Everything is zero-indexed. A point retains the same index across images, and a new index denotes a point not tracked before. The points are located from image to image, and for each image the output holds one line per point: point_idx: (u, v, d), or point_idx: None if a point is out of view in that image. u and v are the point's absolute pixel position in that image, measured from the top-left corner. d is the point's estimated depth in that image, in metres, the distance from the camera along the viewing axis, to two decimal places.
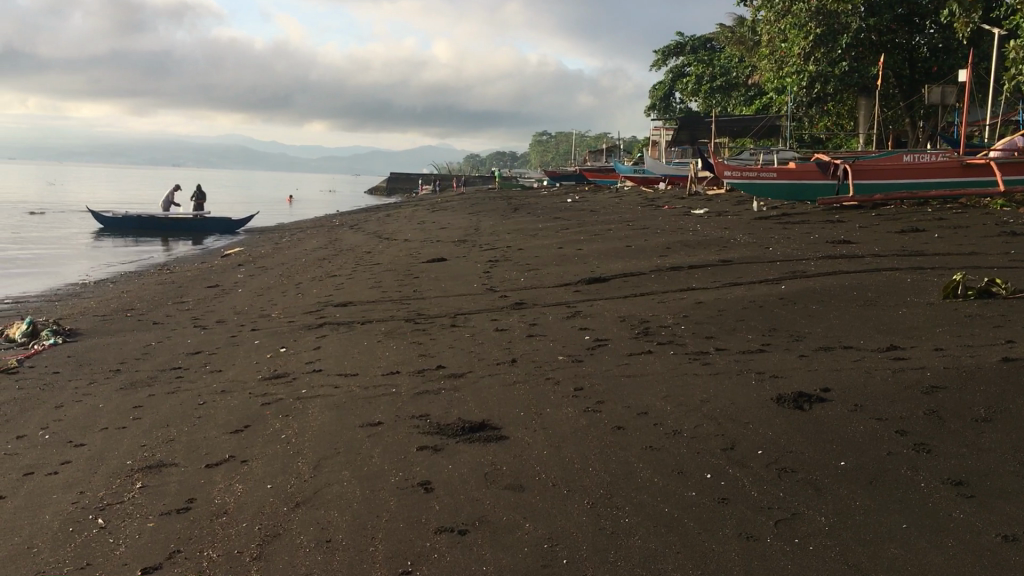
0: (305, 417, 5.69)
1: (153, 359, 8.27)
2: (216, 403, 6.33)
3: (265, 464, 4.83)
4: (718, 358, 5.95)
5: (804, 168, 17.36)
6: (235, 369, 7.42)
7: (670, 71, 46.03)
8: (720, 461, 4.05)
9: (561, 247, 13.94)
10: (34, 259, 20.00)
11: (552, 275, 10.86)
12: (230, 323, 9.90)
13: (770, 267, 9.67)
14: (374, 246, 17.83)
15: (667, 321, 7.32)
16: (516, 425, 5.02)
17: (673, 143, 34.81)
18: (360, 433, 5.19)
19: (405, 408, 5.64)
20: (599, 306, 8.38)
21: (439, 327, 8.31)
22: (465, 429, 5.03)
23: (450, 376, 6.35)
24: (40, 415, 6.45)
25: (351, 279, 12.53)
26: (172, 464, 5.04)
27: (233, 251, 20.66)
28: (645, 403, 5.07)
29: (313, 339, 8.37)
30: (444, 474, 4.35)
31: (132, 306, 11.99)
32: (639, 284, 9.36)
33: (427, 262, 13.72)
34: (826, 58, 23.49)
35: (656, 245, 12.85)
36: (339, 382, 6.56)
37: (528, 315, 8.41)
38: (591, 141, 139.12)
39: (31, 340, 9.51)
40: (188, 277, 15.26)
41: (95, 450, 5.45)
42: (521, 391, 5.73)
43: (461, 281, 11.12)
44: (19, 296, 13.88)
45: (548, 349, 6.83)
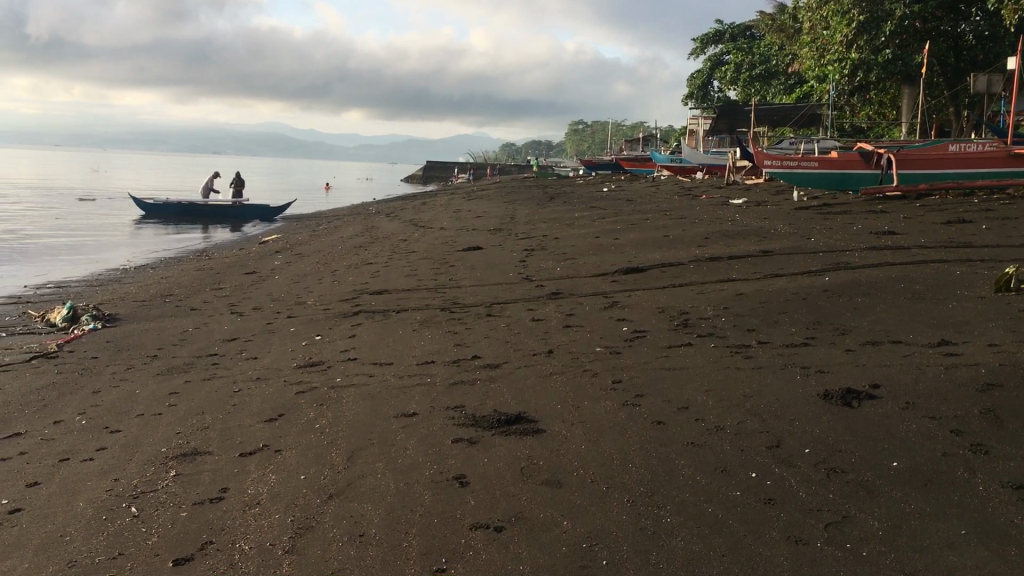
0: (339, 407, 5.63)
1: (189, 345, 8.27)
2: (251, 391, 6.29)
3: (299, 454, 4.77)
4: (761, 351, 5.79)
5: (847, 158, 17.00)
6: (270, 357, 7.39)
7: (709, 60, 45.55)
8: (765, 460, 3.92)
9: (598, 237, 13.78)
10: (76, 244, 20.22)
11: (588, 264, 10.73)
12: (266, 310, 9.89)
13: (813, 258, 9.46)
14: (410, 234, 17.80)
15: (707, 312, 7.15)
16: (553, 418, 4.92)
17: (712, 132, 34.43)
18: (394, 424, 5.12)
19: (441, 399, 5.56)
20: (637, 297, 8.23)
21: (474, 316, 8.22)
22: (501, 422, 4.93)
23: (486, 367, 6.25)
24: (77, 400, 6.45)
25: (386, 267, 12.49)
26: (205, 453, 5.00)
27: (270, 238, 20.76)
28: (686, 397, 4.94)
29: (348, 327, 8.32)
30: (480, 468, 4.26)
31: (169, 292, 12.05)
32: (677, 275, 9.19)
33: (463, 251, 13.65)
34: (869, 45, 23.19)
35: (695, 235, 12.65)
36: (374, 371, 6.49)
37: (565, 305, 8.28)
38: (627, 130, 138.28)
39: (71, 325, 9.57)
40: (226, 263, 15.32)
41: (130, 437, 5.43)
42: (557, 383, 5.62)
43: (497, 270, 11.02)
44: (61, 281, 14.03)
45: (585, 340, 6.71)
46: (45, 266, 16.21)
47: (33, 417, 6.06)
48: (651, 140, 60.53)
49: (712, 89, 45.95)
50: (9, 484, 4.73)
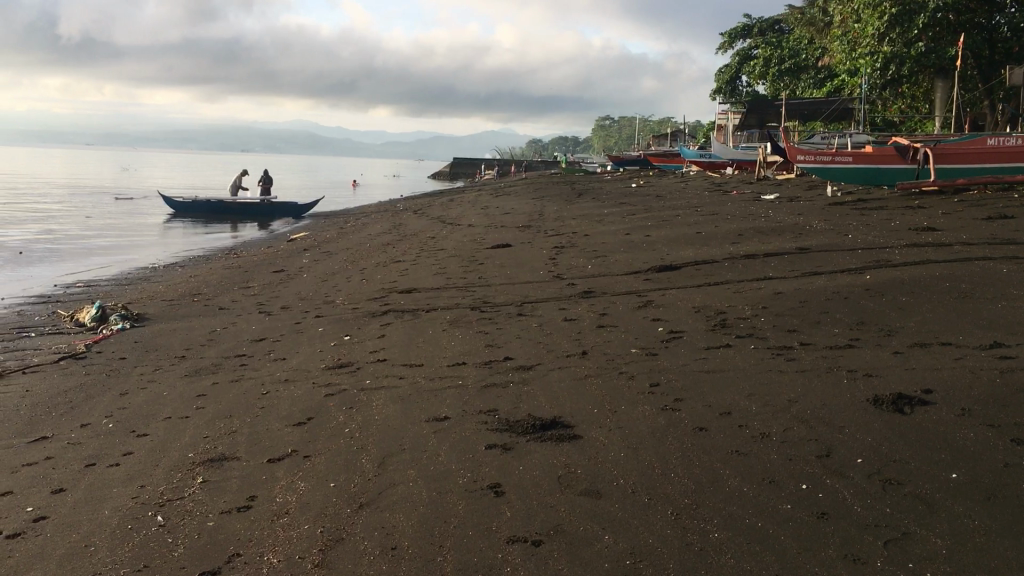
0: (369, 410, 5.50)
1: (217, 345, 8.18)
2: (280, 393, 6.18)
3: (328, 460, 4.65)
4: (804, 353, 5.58)
5: (882, 153, 16.68)
6: (299, 358, 7.28)
7: (737, 54, 45.08)
8: (815, 471, 3.75)
9: (629, 234, 13.59)
10: (108, 243, 20.30)
11: (621, 262, 10.55)
12: (295, 309, 9.80)
13: (852, 255, 9.22)
14: (439, 231, 17.69)
15: (746, 312, 6.95)
16: (589, 423, 4.75)
17: (741, 128, 34.07)
18: (426, 429, 4.98)
19: (473, 402, 5.41)
20: (672, 296, 8.03)
21: (506, 315, 8.07)
22: (535, 427, 4.77)
23: (519, 369, 6.10)
24: (105, 403, 6.37)
25: (416, 265, 12.39)
26: (232, 458, 4.88)
27: (299, 236, 20.77)
28: (728, 402, 4.76)
29: (377, 327, 8.20)
30: (516, 476, 4.11)
31: (199, 291, 12.01)
32: (712, 273, 8.98)
33: (492, 248, 13.51)
34: (901, 38, 23.03)
35: (729, 231, 12.42)
36: (404, 372, 6.36)
37: (597, 304, 8.11)
38: (655, 126, 137.69)
39: (100, 325, 9.54)
40: (255, 261, 15.29)
41: (157, 441, 5.33)
42: (593, 386, 5.45)
43: (527, 268, 10.87)
44: (91, 280, 14.05)
45: (620, 341, 6.54)
46: (76, 265, 16.25)
47: (59, 421, 5.98)
48: (680, 135, 60.00)
49: (741, 84, 45.45)
50: (34, 491, 4.65)
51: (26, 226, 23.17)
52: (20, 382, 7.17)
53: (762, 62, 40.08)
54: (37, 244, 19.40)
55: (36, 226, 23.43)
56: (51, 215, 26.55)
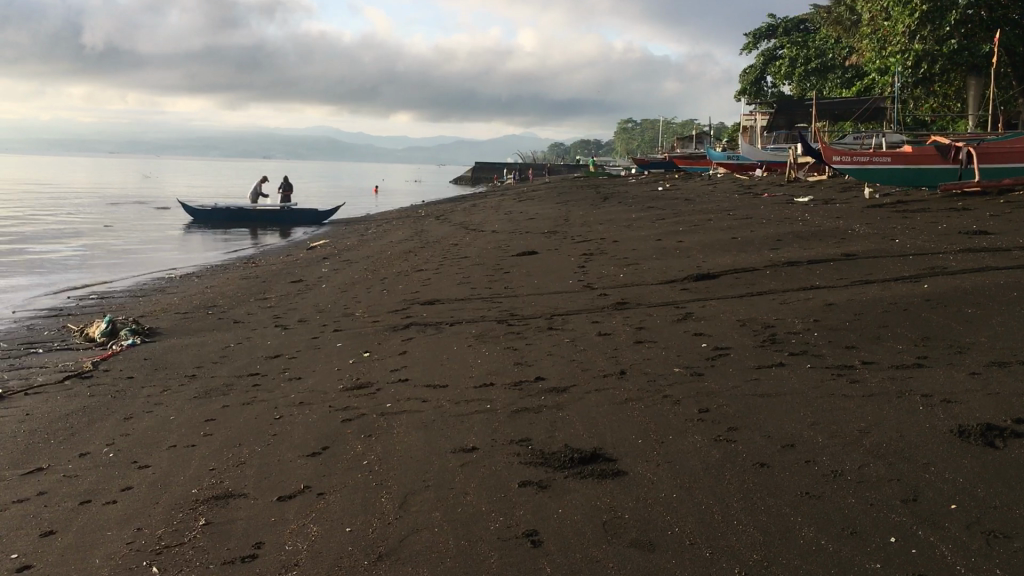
0: (390, 439, 5.03)
1: (231, 363, 7.75)
2: (294, 418, 5.72)
3: (343, 500, 4.18)
4: (868, 374, 5.05)
5: (921, 152, 16.05)
6: (315, 377, 6.83)
7: (761, 55, 44.38)
8: (904, 520, 3.23)
9: (660, 239, 13.05)
10: (128, 252, 20.05)
11: (654, 270, 10.07)
12: (312, 322, 9.37)
13: (903, 262, 8.66)
14: (461, 238, 17.24)
15: (797, 326, 6.41)
16: (633, 456, 4.26)
17: (769, 129, 33.45)
18: (452, 462, 4.51)
19: (504, 430, 4.92)
20: (713, 308, 7.52)
21: (535, 329, 7.59)
22: (574, 461, 4.28)
23: (552, 391, 5.60)
24: (108, 428, 5.96)
25: (439, 274, 11.94)
26: (239, 496, 4.42)
27: (319, 244, 20.39)
28: (791, 433, 4.24)
29: (398, 342, 7.75)
30: (555, 521, 3.62)
31: (214, 303, 11.60)
32: (753, 282, 8.46)
33: (518, 255, 13.05)
34: (933, 35, 22.34)
35: (765, 236, 11.86)
36: (427, 395, 5.88)
37: (632, 317, 7.60)
38: (678, 128, 136.69)
39: (111, 340, 9.17)
40: (274, 271, 14.94)
41: (160, 474, 4.90)
42: (635, 412, 4.95)
43: (555, 277, 10.40)
44: (106, 291, 13.71)
45: (661, 359, 6.03)
46: (94, 276, 15.97)
47: (57, 450, 5.56)
48: (704, 137, 59.34)
49: (766, 85, 44.68)
50: (21, 534, 4.21)
51: (47, 236, 22.96)
52: (22, 405, 6.79)
53: (787, 62, 39.38)
54: (56, 255, 19.14)
55: (56, 236, 23.24)
56: (72, 225, 26.36)
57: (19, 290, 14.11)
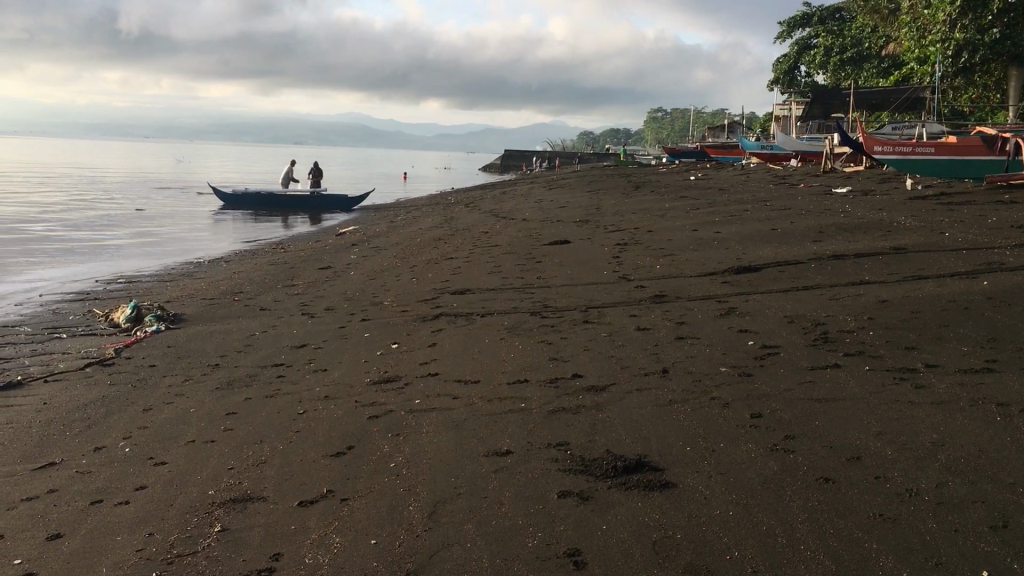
0: (418, 439, 4.73)
1: (254, 352, 7.49)
2: (317, 414, 5.45)
3: (369, 507, 3.90)
4: (935, 379, 4.68)
5: (967, 143, 15.55)
6: (341, 369, 6.55)
7: (795, 43, 43.62)
8: (994, 551, 2.89)
9: (696, 230, 12.64)
10: (158, 237, 19.93)
11: (692, 261, 9.70)
12: (339, 311, 9.10)
13: (956, 256, 8.23)
14: (492, 226, 16.94)
15: (850, 325, 6.03)
16: (683, 465, 3.94)
17: (803, 119, 32.81)
18: (484, 467, 4.21)
19: (540, 433, 4.60)
20: (757, 303, 7.14)
21: (570, 323, 7.25)
22: (617, 470, 3.95)
23: (591, 391, 5.27)
24: (125, 420, 5.72)
25: (469, 263, 11.64)
26: (258, 499, 4.14)
27: (348, 230, 20.15)
28: (854, 444, 3.90)
29: (427, 334, 7.45)
30: (600, 539, 3.31)
31: (239, 289, 11.39)
32: (798, 276, 8.07)
33: (549, 244, 12.73)
34: (974, 25, 21.83)
35: (806, 227, 11.45)
36: (457, 392, 5.58)
37: (672, 311, 7.25)
38: (708, 118, 135.25)
39: (134, 326, 8.95)
40: (301, 257, 14.70)
41: (177, 472, 4.63)
42: (681, 415, 4.62)
43: (590, 267, 10.06)
44: (133, 276, 13.53)
45: (706, 357, 5.69)
46: (121, 261, 15.83)
47: (72, 443, 5.32)
48: (736, 127, 58.54)
49: (800, 74, 43.91)
50: (27, 537, 3.95)
51: (79, 221, 22.91)
52: (41, 393, 6.57)
53: (822, 51, 38.66)
54: (84, 239, 19.05)
55: (87, 220, 23.22)
56: (102, 209, 26.33)
57: (46, 274, 13.97)
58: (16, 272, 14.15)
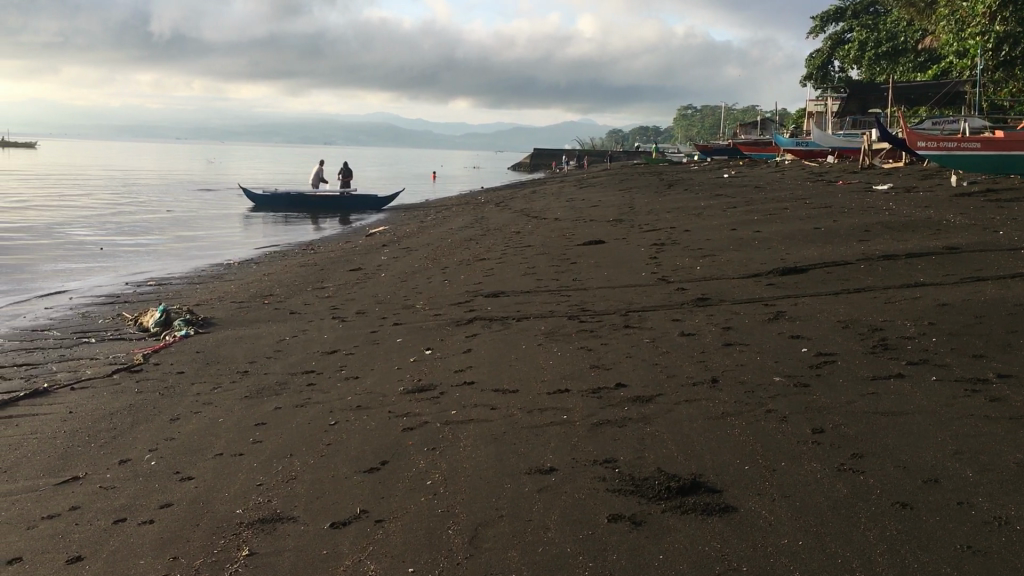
0: (457, 454, 4.48)
1: (284, 358, 7.28)
2: (349, 425, 5.21)
3: (405, 529, 3.66)
4: (1011, 391, 4.35)
5: (1014, 138, 15.05)
6: (374, 377, 6.31)
7: (828, 39, 42.89)
8: None
9: (735, 229, 12.30)
10: (188, 239, 19.87)
11: (733, 262, 9.37)
12: (371, 314, 8.88)
13: (1014, 257, 7.85)
14: (524, 226, 16.66)
15: (910, 331, 5.69)
16: (742, 487, 3.65)
17: (839, 115, 32.18)
18: (528, 487, 3.94)
19: (585, 448, 4.33)
20: (806, 306, 6.82)
21: (609, 328, 6.97)
22: (670, 491, 3.67)
23: (636, 401, 5.00)
24: (152, 431, 5.51)
25: (502, 264, 11.38)
26: (288, 520, 3.91)
27: (378, 230, 19.94)
28: (928, 465, 3.60)
29: (461, 339, 7.20)
30: (657, 571, 3.04)
31: (270, 291, 11.22)
32: (847, 277, 7.74)
33: (583, 245, 12.43)
34: (1016, 16, 21.17)
35: (850, 226, 11.08)
36: (495, 402, 5.32)
37: (717, 315, 6.94)
38: (739, 115, 133.93)
39: (163, 330, 8.79)
40: (332, 258, 14.52)
41: (203, 488, 4.42)
42: (735, 429, 4.33)
43: (627, 269, 9.77)
44: (163, 278, 13.41)
45: (756, 365, 5.40)
46: (152, 263, 15.75)
47: (97, 455, 5.13)
48: (768, 124, 57.86)
49: (833, 69, 43.16)
50: (46, 560, 3.74)
51: (110, 223, 22.92)
52: (67, 401, 6.39)
53: (856, 46, 37.94)
54: (115, 242, 19.01)
55: (119, 222, 23.26)
56: (134, 211, 26.36)
57: (76, 278, 13.89)
58: (47, 276, 14.08)
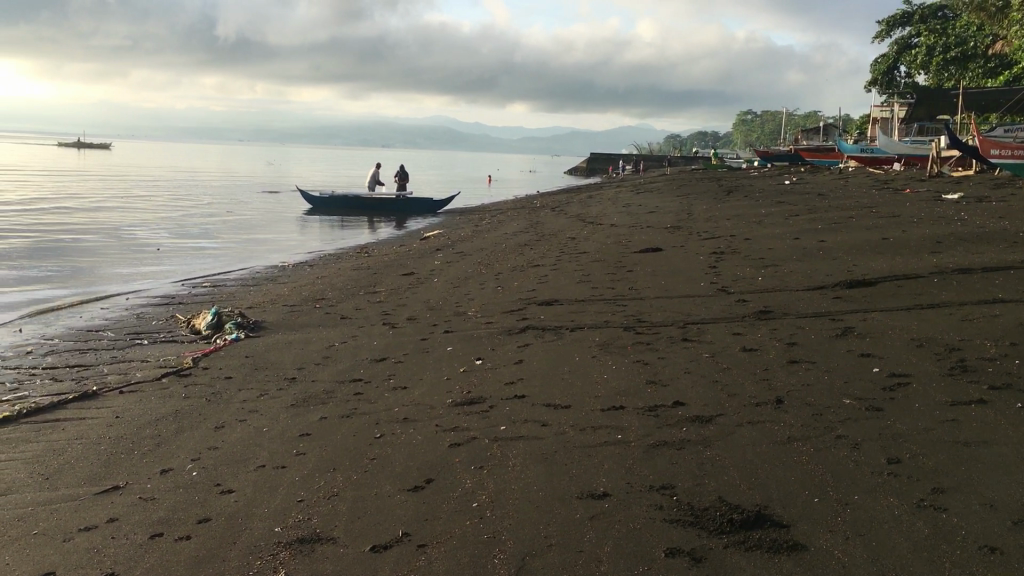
0: (506, 474, 4.27)
1: (333, 365, 7.15)
2: (396, 438, 5.04)
3: (447, 556, 3.46)
4: None
5: None
6: (422, 387, 6.13)
7: (895, 43, 41.84)
8: None
9: (798, 238, 11.90)
10: (245, 241, 20.01)
11: (796, 273, 9.03)
12: (422, 321, 8.73)
13: None
14: (580, 231, 16.41)
15: (990, 352, 5.34)
16: (811, 522, 3.39)
17: (906, 122, 31.32)
18: (579, 513, 3.71)
19: (641, 472, 4.08)
20: (876, 322, 6.48)
21: (667, 340, 6.71)
22: (733, 524, 3.42)
23: (695, 421, 4.73)
24: (196, 439, 5.41)
25: (556, 270, 11.17)
26: (328, 540, 3.74)
27: (432, 234, 19.85)
28: (1018, 504, 3.31)
29: (513, 349, 6.99)
30: None
31: (323, 295, 11.16)
32: (920, 292, 7.36)
33: (640, 252, 12.15)
34: None
35: (921, 236, 10.64)
36: (546, 418, 5.11)
37: (781, 329, 6.63)
38: (801, 121, 131.73)
39: (215, 333, 8.75)
40: (386, 262, 14.45)
41: (243, 503, 4.27)
42: (803, 456, 4.05)
43: (685, 278, 9.48)
44: (220, 279, 13.46)
45: (824, 385, 5.09)
46: (209, 265, 15.86)
47: (139, 463, 5.02)
48: (832, 130, 56.68)
49: (900, 74, 42.08)
50: None
51: (170, 224, 23.23)
52: (116, 405, 6.33)
53: (924, 51, 36.92)
54: (175, 243, 19.23)
55: (180, 224, 23.52)
56: (195, 212, 26.71)
57: (135, 279, 14.01)
58: (107, 277, 14.24)
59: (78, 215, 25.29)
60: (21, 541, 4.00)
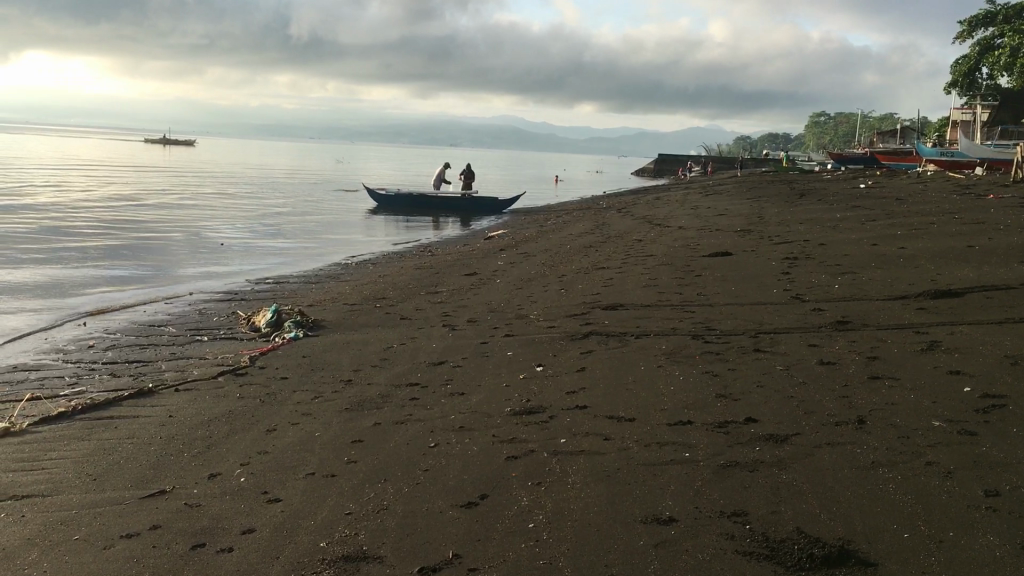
0: (566, 492, 4.01)
1: (390, 368, 6.96)
2: (451, 448, 4.82)
3: None
4: None
5: None
6: (480, 394, 5.91)
7: (978, 43, 40.32)
8: None
9: (876, 244, 11.38)
10: (310, 240, 20.08)
11: (876, 281, 8.58)
12: (483, 323, 8.51)
13: None
14: (646, 234, 16.05)
15: None
16: (901, 562, 3.06)
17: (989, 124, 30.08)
18: (643, 540, 3.43)
19: (711, 496, 3.79)
20: (965, 337, 6.04)
21: (738, 351, 6.37)
22: (814, 560, 3.11)
23: (770, 441, 4.41)
24: (247, 442, 5.26)
25: (621, 273, 10.86)
26: (374, 559, 3.53)
27: (496, 234, 19.66)
28: None
29: (576, 356, 6.71)
30: None
31: (384, 294, 11.04)
32: (1012, 304, 6.89)
33: (708, 256, 11.75)
34: None
35: (1009, 244, 10.07)
36: (609, 431, 4.83)
37: (861, 342, 6.23)
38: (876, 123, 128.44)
39: (273, 331, 8.66)
40: (449, 261, 14.29)
41: (289, 513, 4.09)
42: (891, 485, 3.70)
43: (756, 284, 9.09)
44: (283, 277, 13.45)
45: (910, 404, 4.72)
46: (274, 263, 15.92)
47: (187, 467, 4.88)
48: (909, 132, 54.97)
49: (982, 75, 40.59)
50: None
51: (238, 222, 23.49)
52: (170, 403, 6.24)
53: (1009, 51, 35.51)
54: (242, 241, 19.40)
55: (249, 222, 23.75)
56: (263, 211, 26.95)
57: (200, 276, 14.07)
58: (174, 274, 14.35)
59: (152, 211, 25.72)
60: (62, 547, 3.87)
